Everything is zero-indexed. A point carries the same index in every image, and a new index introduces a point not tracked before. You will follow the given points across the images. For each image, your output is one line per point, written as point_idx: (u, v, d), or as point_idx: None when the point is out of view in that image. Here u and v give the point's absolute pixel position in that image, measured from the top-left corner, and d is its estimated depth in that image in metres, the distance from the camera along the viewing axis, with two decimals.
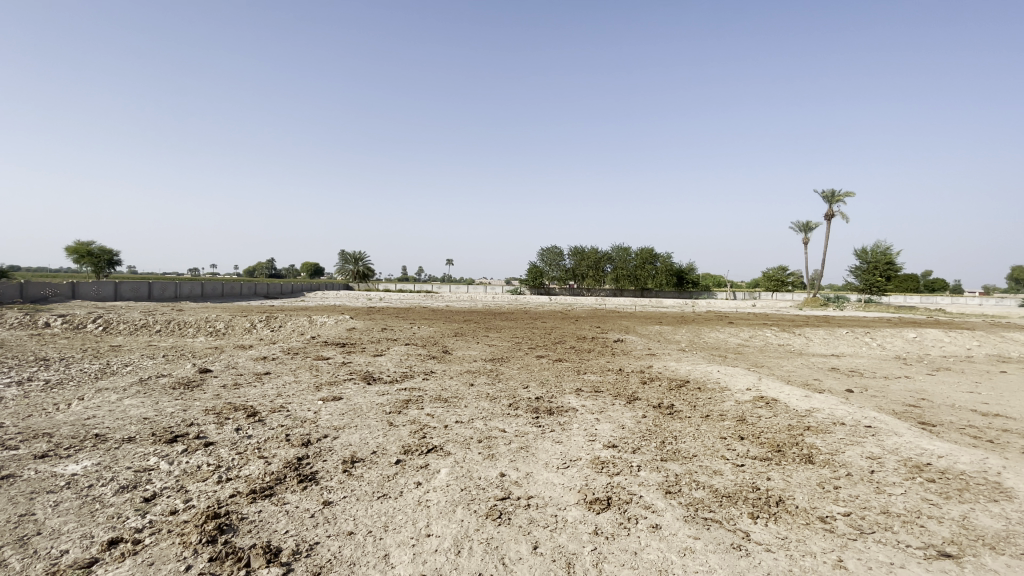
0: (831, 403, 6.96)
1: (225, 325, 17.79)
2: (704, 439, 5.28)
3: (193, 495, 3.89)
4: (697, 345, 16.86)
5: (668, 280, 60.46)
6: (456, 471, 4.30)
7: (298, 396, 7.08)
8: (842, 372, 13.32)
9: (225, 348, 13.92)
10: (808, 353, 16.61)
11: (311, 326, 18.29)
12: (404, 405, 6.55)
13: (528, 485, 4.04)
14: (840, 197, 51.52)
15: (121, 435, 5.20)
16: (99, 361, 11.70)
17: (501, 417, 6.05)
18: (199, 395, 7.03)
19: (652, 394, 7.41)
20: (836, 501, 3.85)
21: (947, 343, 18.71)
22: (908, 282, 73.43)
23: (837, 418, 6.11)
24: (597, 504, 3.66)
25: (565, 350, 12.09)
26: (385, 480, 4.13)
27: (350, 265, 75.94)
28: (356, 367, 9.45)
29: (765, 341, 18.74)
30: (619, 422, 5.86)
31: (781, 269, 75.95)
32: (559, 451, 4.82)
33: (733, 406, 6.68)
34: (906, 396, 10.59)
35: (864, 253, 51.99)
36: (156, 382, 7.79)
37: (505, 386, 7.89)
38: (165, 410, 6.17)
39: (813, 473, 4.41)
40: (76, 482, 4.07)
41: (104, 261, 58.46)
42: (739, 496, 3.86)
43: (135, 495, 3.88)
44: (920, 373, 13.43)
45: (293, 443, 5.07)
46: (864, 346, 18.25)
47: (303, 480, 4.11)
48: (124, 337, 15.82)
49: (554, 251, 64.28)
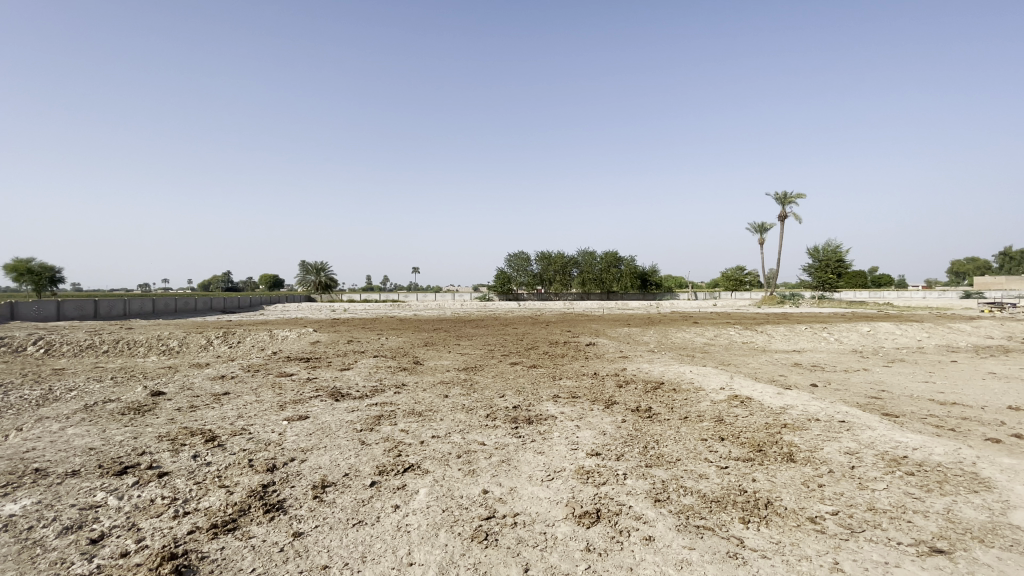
0: (803, 399, 7.06)
1: (180, 343, 16.87)
2: (686, 442, 5.23)
3: (147, 533, 3.52)
4: (666, 346, 17.07)
5: (632, 283, 61.55)
6: (435, 490, 4.08)
7: (261, 417, 6.67)
8: (805, 368, 13.70)
9: (180, 367, 13.16)
10: (772, 350, 17.07)
11: (273, 341, 17.53)
12: (376, 422, 6.26)
13: (513, 501, 3.86)
14: (792, 198, 53.75)
15: (64, 469, 4.72)
16: (40, 386, 10.81)
17: (479, 429, 5.84)
18: (151, 420, 6.52)
19: (629, 397, 7.35)
20: (822, 500, 3.83)
21: (899, 336, 19.60)
22: (856, 279, 76.82)
23: (811, 414, 6.18)
24: (587, 518, 3.52)
25: (538, 357, 11.95)
26: (360, 505, 3.87)
27: (312, 275, 73.99)
28: (322, 383, 9.03)
29: (730, 339, 19.14)
30: (599, 429, 5.75)
31: (739, 269, 78.32)
32: (542, 463, 4.66)
33: (709, 406, 6.68)
34: (868, 389, 10.94)
35: (816, 251, 54.29)
36: (102, 408, 7.19)
37: (481, 396, 7.68)
38: (114, 438, 5.67)
39: (797, 471, 4.40)
40: (13, 524, 3.63)
41: (45, 279, 54.91)
42: (728, 500, 3.80)
43: (82, 536, 3.48)
44: (877, 366, 13.96)
45: (257, 469, 4.72)
46: (822, 341, 18.91)
47: (270, 510, 3.80)
48: (68, 360, 14.74)
49: (521, 256, 64.46)
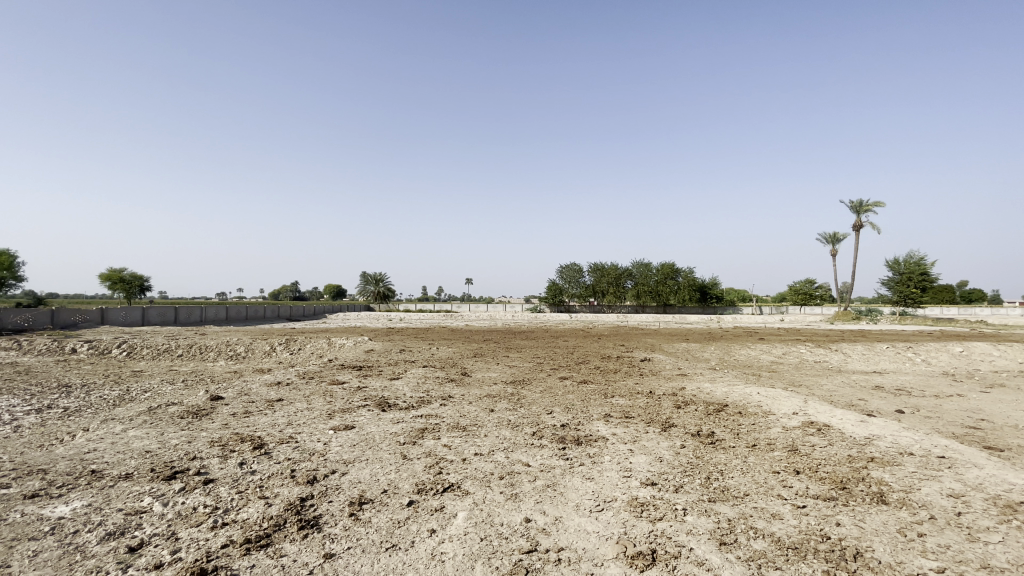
0: (891, 428, 6.24)
1: (245, 349, 17.68)
2: (755, 475, 4.68)
3: (183, 544, 3.46)
4: (727, 363, 16.08)
5: (690, 296, 59.30)
6: (474, 515, 3.81)
7: (309, 425, 6.68)
8: (887, 391, 12.40)
9: (243, 372, 13.74)
10: (847, 370, 15.64)
11: (330, 349, 18.02)
12: (420, 435, 6.09)
13: (557, 534, 3.52)
14: (868, 206, 49.97)
15: (118, 472, 4.84)
16: (118, 387, 11.57)
17: (524, 449, 5.53)
18: (207, 424, 6.68)
19: (688, 420, 6.79)
20: (924, 554, 3.23)
21: (998, 357, 17.48)
22: (944, 294, 70.21)
23: (903, 447, 5.41)
24: (641, 559, 3.13)
25: (590, 372, 11.50)
26: (395, 526, 3.66)
27: (371, 285, 76.64)
28: (371, 392, 9.02)
29: (799, 358, 17.75)
30: (655, 454, 5.29)
31: (808, 282, 73.70)
32: (591, 490, 4.29)
33: (780, 433, 6.04)
34: (964, 418, 9.67)
35: (897, 263, 50.12)
36: (165, 411, 7.48)
37: (528, 412, 7.36)
38: (169, 442, 5.82)
39: (890, 516, 3.78)
40: (61, 528, 3.70)
41: (135, 287, 60.23)
42: (808, 548, 3.29)
43: (121, 544, 3.47)
44: (974, 391, 12.41)
45: (298, 480, 4.63)
46: (906, 362, 17.15)
47: (304, 526, 3.66)
48: (146, 362, 15.76)
49: (574, 268, 63.79)
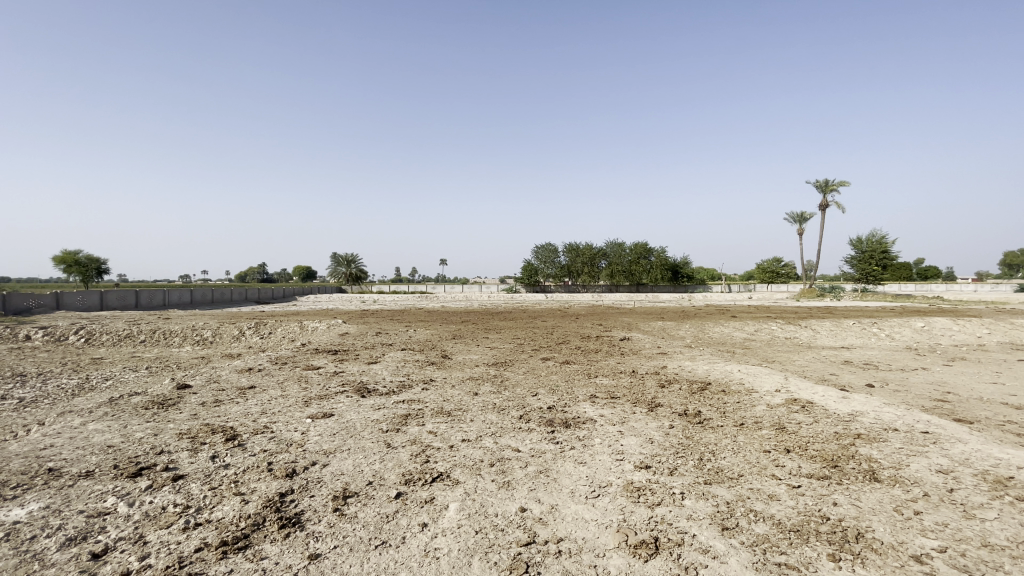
0: (872, 404, 6.34)
1: (213, 333, 17.00)
2: (747, 454, 4.65)
3: (153, 549, 3.19)
4: (702, 340, 16.31)
5: (663, 275, 60.16)
6: (467, 506, 3.64)
7: (285, 413, 6.38)
8: (857, 366, 12.76)
9: (212, 358, 13.17)
10: (818, 346, 16.07)
11: (303, 332, 17.53)
12: (403, 421, 5.88)
13: (555, 523, 3.38)
14: (834, 185, 51.21)
15: (78, 469, 4.49)
16: (78, 375, 10.94)
17: (512, 433, 5.37)
18: (174, 415, 6.30)
19: (674, 399, 6.77)
20: (923, 533, 3.23)
21: (956, 332, 18.22)
22: (903, 271, 72.99)
23: (886, 423, 5.48)
24: (645, 548, 3.02)
25: (571, 352, 11.43)
26: (383, 521, 3.46)
27: (342, 266, 75.06)
28: (349, 377, 8.72)
29: (771, 335, 18.13)
30: (645, 435, 5.21)
31: (776, 260, 75.51)
32: (585, 475, 4.18)
33: (766, 411, 6.06)
34: (931, 391, 10.01)
35: (860, 241, 51.73)
36: (127, 401, 7.02)
37: (513, 394, 7.22)
38: (134, 435, 5.45)
39: (885, 494, 3.79)
40: (15, 533, 3.37)
41: (92, 270, 57.53)
42: (809, 530, 3.25)
43: (84, 550, 3.18)
44: (937, 365, 12.89)
45: (276, 474, 4.37)
46: (872, 337, 17.73)
47: (285, 525, 3.43)
48: (107, 349, 14.98)
49: (549, 248, 63.73)
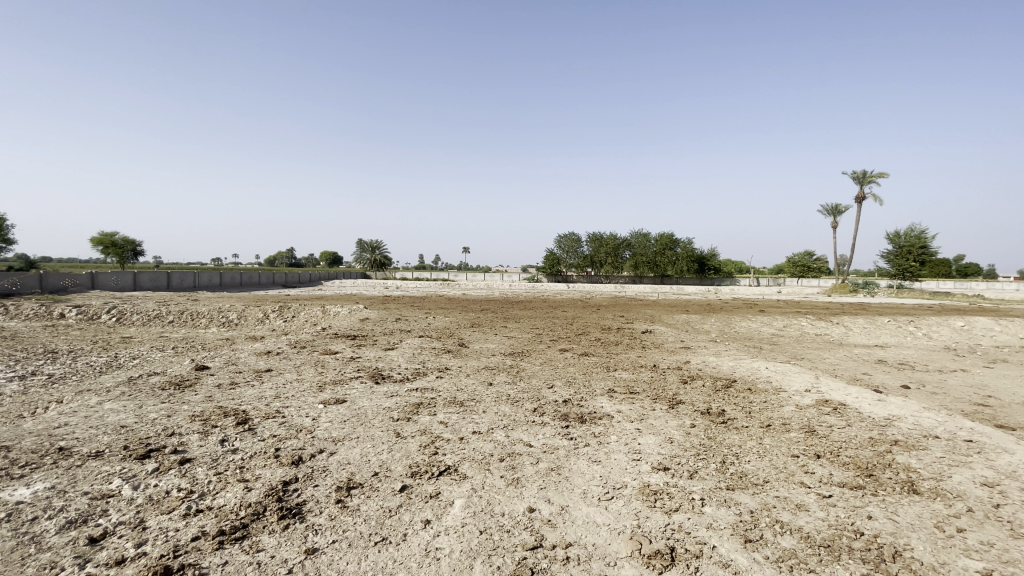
0: (910, 408, 5.93)
1: (238, 315, 17.28)
2: (773, 459, 4.37)
3: (150, 536, 3.12)
4: (728, 335, 15.85)
5: (688, 267, 59.07)
6: (473, 503, 3.49)
7: (298, 398, 6.34)
8: (891, 366, 12.17)
9: (236, 340, 13.34)
10: (849, 343, 15.43)
11: (325, 317, 17.67)
12: (414, 411, 5.76)
13: (564, 527, 3.19)
14: (872, 177, 49.22)
15: (88, 450, 4.49)
16: (106, 354, 11.19)
17: (525, 427, 5.19)
18: (189, 397, 6.32)
19: (696, 396, 6.50)
20: (968, 553, 2.92)
21: (1000, 332, 17.27)
22: (941, 267, 70.01)
23: (926, 429, 5.11)
24: (659, 558, 2.81)
25: (590, 343, 11.20)
26: (385, 516, 3.32)
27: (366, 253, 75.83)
28: (364, 363, 8.68)
29: (800, 331, 17.50)
30: (664, 434, 4.96)
31: (807, 254, 73.34)
32: (598, 475, 3.97)
33: (794, 412, 5.73)
34: (972, 394, 9.44)
35: (897, 236, 49.69)
36: (146, 381, 7.09)
37: (528, 386, 7.04)
38: (148, 416, 5.46)
39: (925, 508, 3.48)
40: (18, 514, 3.35)
41: (128, 251, 59.53)
42: (840, 546, 2.98)
43: (83, 534, 3.14)
44: (978, 366, 12.20)
45: (282, 461, 4.29)
46: (908, 335, 16.94)
47: (285, 516, 3.32)
48: (136, 328, 15.35)
49: (572, 238, 63.11)
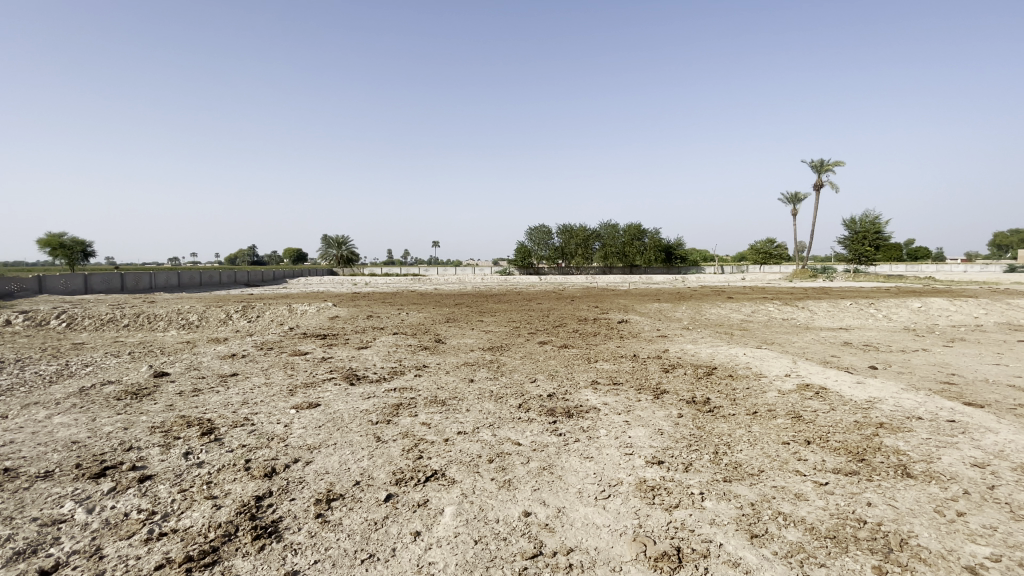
0: (888, 390, 6.03)
1: (199, 316, 16.48)
2: (765, 447, 4.32)
3: (108, 566, 2.80)
4: (700, 322, 16.06)
5: (657, 257, 60.06)
6: (464, 510, 3.28)
7: (268, 403, 5.98)
8: (858, 347, 12.53)
9: (198, 343, 12.67)
10: (816, 327, 15.85)
11: (293, 316, 17.05)
12: (394, 412, 5.49)
13: (564, 531, 3.03)
14: (829, 166, 50.89)
15: (36, 470, 4.07)
16: (56, 361, 10.43)
17: (511, 424, 5.00)
18: (148, 406, 5.88)
19: (680, 385, 6.45)
20: (972, 538, 2.90)
21: (954, 312, 18.08)
22: (893, 252, 73.24)
23: (908, 411, 5.18)
24: (667, 560, 2.68)
25: (568, 335, 11.11)
26: (370, 530, 3.09)
27: (333, 249, 74.12)
28: (338, 364, 8.33)
29: (769, 316, 17.91)
30: (654, 426, 4.86)
31: (768, 242, 75.80)
32: (592, 472, 3.83)
33: (778, 398, 5.73)
34: (936, 372, 9.78)
35: (853, 222, 51.64)
36: (98, 391, 6.57)
37: (511, 381, 6.86)
38: (102, 430, 5.03)
39: (921, 492, 3.47)
40: None
41: (77, 253, 56.47)
42: (847, 536, 2.92)
43: (30, 567, 2.79)
44: (937, 346, 12.68)
45: (254, 473, 3.98)
46: (870, 317, 17.55)
47: (260, 536, 3.05)
48: (89, 334, 14.44)
49: (542, 229, 63.08)
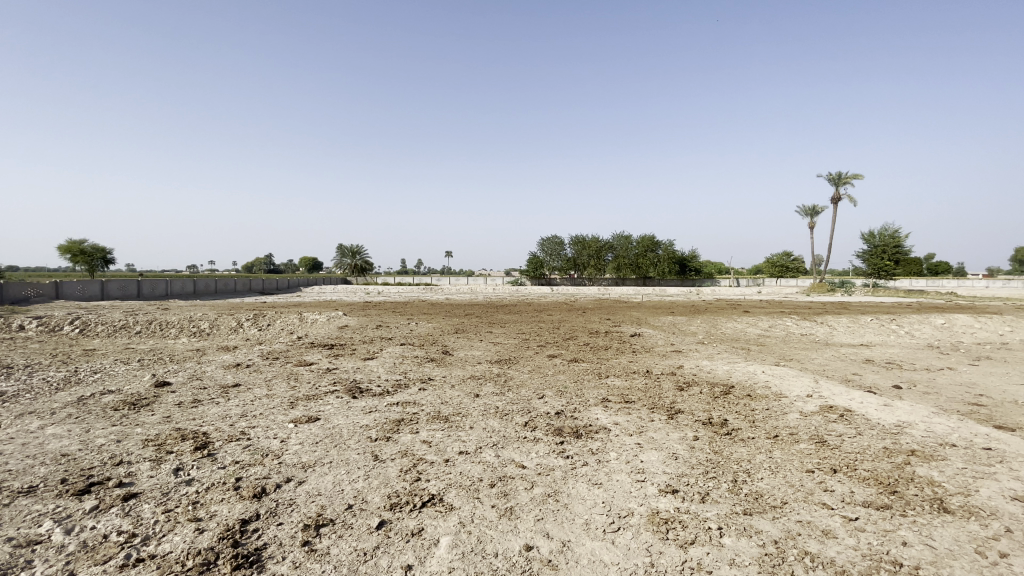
0: (918, 413, 5.66)
1: (210, 324, 16.48)
2: (788, 475, 4.01)
3: None
4: (715, 336, 15.67)
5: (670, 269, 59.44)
6: (461, 542, 3.03)
7: (266, 416, 5.80)
8: (880, 365, 12.03)
9: (206, 351, 12.60)
10: (835, 343, 15.34)
11: (303, 325, 16.99)
12: (394, 429, 5.28)
13: (568, 569, 2.77)
14: (847, 179, 50.05)
15: (20, 484, 3.92)
16: (65, 368, 10.42)
17: (516, 444, 4.75)
18: (144, 418, 5.72)
19: (695, 405, 6.14)
20: None
21: (979, 329, 17.42)
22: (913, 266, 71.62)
23: (940, 437, 4.82)
24: None
25: (579, 348, 10.82)
26: (358, 562, 2.86)
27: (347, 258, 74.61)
28: (342, 375, 8.14)
29: (786, 331, 17.41)
30: (668, 450, 4.57)
31: (785, 255, 74.71)
32: (600, 501, 3.56)
33: (800, 421, 5.40)
34: (964, 393, 9.28)
35: (872, 236, 50.62)
36: (97, 401, 6.44)
37: (518, 397, 6.60)
38: (94, 442, 4.87)
39: (960, 530, 3.15)
40: None
41: (98, 259, 57.54)
42: None
43: None
44: (963, 364, 12.15)
45: (243, 493, 3.78)
46: (891, 334, 16.99)
47: (241, 566, 2.83)
48: (101, 340, 14.49)
49: (555, 240, 62.84)
